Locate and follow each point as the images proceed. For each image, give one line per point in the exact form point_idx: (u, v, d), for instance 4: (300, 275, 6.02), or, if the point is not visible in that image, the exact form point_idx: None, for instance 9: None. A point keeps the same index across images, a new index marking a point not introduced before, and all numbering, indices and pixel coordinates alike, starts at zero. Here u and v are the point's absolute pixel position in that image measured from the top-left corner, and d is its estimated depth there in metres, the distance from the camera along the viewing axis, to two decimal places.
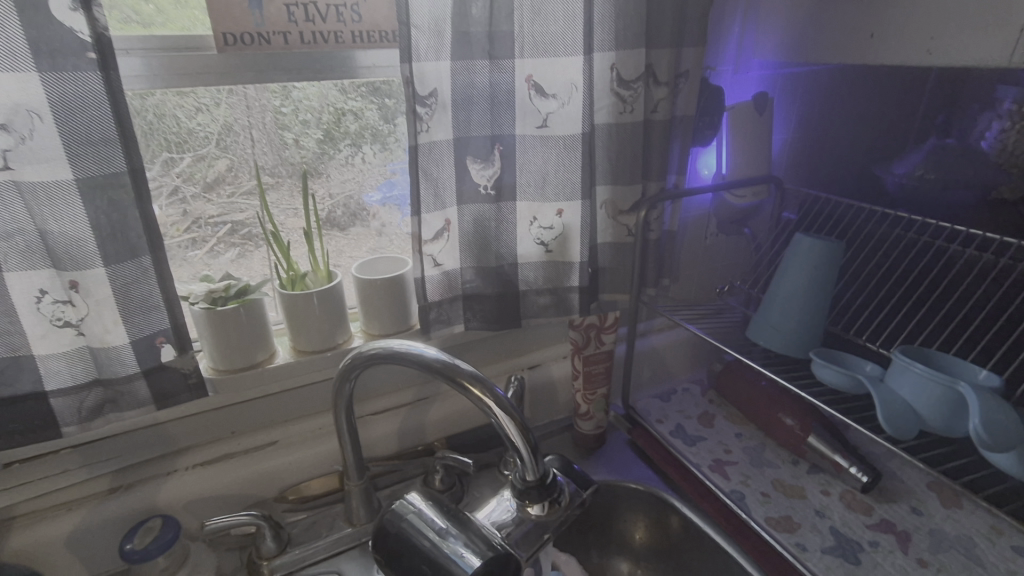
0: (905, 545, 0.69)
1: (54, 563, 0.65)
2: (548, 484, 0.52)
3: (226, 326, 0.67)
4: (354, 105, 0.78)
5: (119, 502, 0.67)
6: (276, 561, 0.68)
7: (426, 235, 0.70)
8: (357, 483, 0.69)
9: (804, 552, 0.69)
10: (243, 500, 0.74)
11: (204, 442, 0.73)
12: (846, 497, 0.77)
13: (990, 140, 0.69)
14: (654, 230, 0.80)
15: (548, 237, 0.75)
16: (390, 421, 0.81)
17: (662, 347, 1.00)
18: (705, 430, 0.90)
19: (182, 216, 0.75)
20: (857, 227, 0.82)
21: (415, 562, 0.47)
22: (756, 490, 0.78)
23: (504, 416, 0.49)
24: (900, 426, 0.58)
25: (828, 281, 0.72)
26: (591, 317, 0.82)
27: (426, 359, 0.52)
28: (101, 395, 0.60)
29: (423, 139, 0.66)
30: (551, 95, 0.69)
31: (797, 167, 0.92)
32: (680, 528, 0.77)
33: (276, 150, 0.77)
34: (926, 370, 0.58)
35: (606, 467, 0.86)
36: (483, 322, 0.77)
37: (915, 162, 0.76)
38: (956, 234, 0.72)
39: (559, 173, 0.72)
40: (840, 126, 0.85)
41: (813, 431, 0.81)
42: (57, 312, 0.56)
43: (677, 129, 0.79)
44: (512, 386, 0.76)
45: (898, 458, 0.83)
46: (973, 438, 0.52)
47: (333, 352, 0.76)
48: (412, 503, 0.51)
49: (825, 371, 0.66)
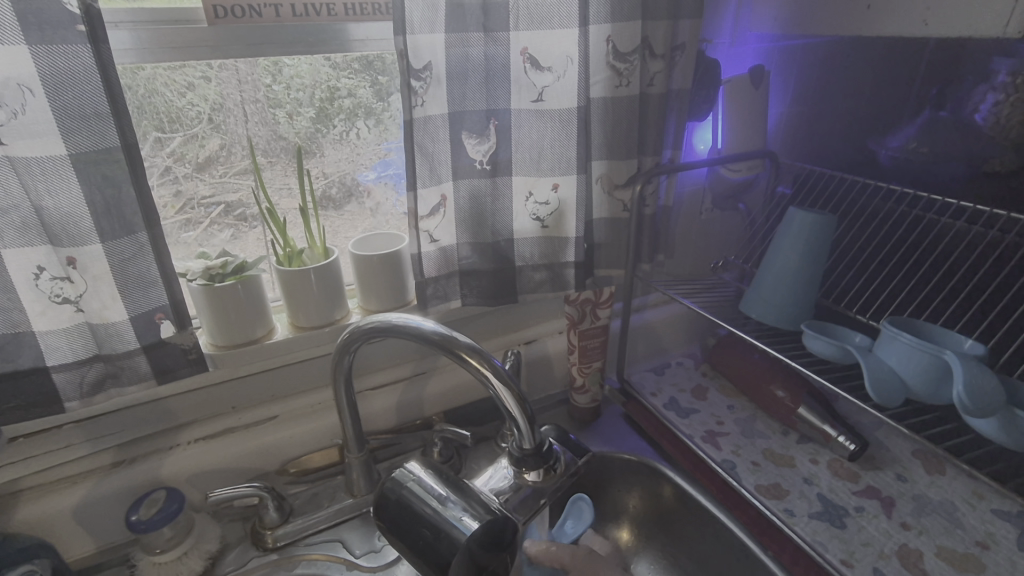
0: (889, 509, 0.72)
1: (62, 536, 0.66)
2: (544, 452, 0.53)
3: (224, 302, 0.68)
4: (347, 82, 0.78)
5: (123, 475, 0.68)
6: (279, 531, 0.70)
7: (421, 211, 0.70)
8: (357, 455, 0.71)
9: (791, 517, 0.72)
10: (245, 473, 0.75)
11: (206, 417, 0.74)
12: (834, 465, 0.79)
13: (984, 114, 0.68)
14: (649, 204, 0.81)
15: (544, 212, 0.76)
16: (388, 396, 0.82)
17: (657, 322, 1.01)
18: (697, 403, 0.92)
19: (175, 196, 0.75)
20: (850, 202, 0.83)
21: (416, 527, 0.48)
22: (746, 459, 0.80)
23: (501, 387, 0.50)
24: (888, 394, 0.59)
25: (821, 254, 0.73)
26: (587, 292, 0.83)
27: (424, 332, 0.53)
28: (102, 370, 0.61)
29: (418, 114, 0.66)
30: (547, 68, 0.69)
31: (793, 142, 0.93)
32: (672, 496, 0.79)
33: (269, 127, 0.76)
34: (913, 340, 0.59)
35: (600, 439, 0.87)
36: (479, 298, 0.78)
37: (909, 136, 0.76)
38: (947, 207, 0.73)
39: (555, 148, 0.72)
40: (836, 100, 0.85)
41: (803, 402, 0.82)
42: (56, 288, 0.56)
43: (673, 103, 0.78)
44: (508, 360, 0.77)
45: (885, 427, 0.85)
46: (957, 405, 0.54)
47: (331, 327, 0.76)
48: (412, 471, 0.52)
49: (816, 343, 0.67)
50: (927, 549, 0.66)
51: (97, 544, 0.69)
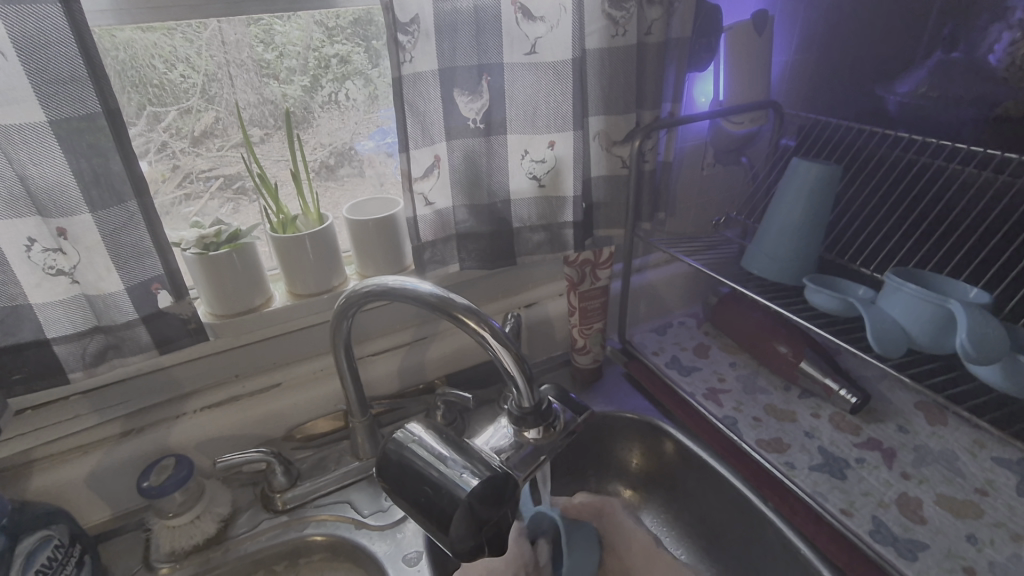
0: (890, 460, 0.73)
1: (78, 502, 0.68)
2: (543, 410, 0.53)
3: (218, 271, 0.67)
4: (340, 49, 0.75)
5: (133, 444, 0.69)
6: (289, 494, 0.72)
7: (416, 173, 0.68)
8: (361, 419, 0.72)
9: (792, 470, 0.72)
10: (253, 440, 0.76)
11: (210, 386, 0.75)
12: (835, 418, 0.80)
13: (998, 54, 0.66)
14: (649, 160, 0.79)
15: (540, 171, 0.74)
16: (389, 361, 0.82)
17: (658, 282, 1.01)
18: (700, 361, 0.92)
19: (172, 171, 0.74)
20: (857, 150, 0.81)
21: (418, 485, 0.49)
22: (748, 415, 0.81)
23: (500, 348, 0.50)
24: (891, 345, 0.59)
25: (824, 208, 0.72)
26: (586, 253, 0.81)
27: (421, 294, 0.52)
28: (103, 341, 0.61)
29: (407, 71, 0.64)
30: (539, 19, 0.66)
31: (798, 90, 0.90)
32: (674, 452, 0.80)
33: (257, 92, 0.74)
34: (917, 290, 0.58)
35: (604, 399, 0.88)
36: (478, 262, 0.77)
37: (919, 79, 0.71)
38: (957, 153, 0.70)
39: (552, 104, 0.70)
40: (849, 42, 0.83)
41: (805, 357, 0.82)
42: (49, 260, 0.56)
43: (672, 52, 0.75)
44: (510, 322, 0.77)
45: (887, 380, 0.85)
46: (960, 352, 0.53)
47: (330, 294, 0.76)
48: (414, 432, 0.53)
49: (819, 297, 0.66)
50: (926, 498, 0.67)
51: (112, 511, 0.71)
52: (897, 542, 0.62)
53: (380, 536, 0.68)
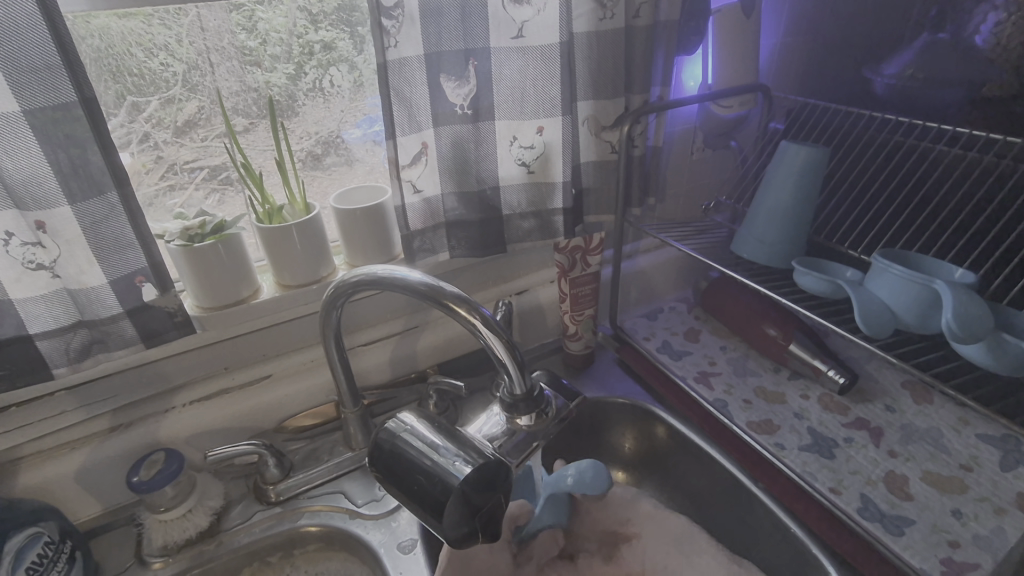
0: (877, 439, 0.74)
1: (67, 498, 0.67)
2: (535, 396, 0.53)
3: (204, 263, 0.66)
4: (324, 36, 0.74)
5: (120, 439, 0.68)
6: (282, 485, 0.71)
7: (402, 160, 0.67)
8: (352, 410, 0.71)
9: (782, 450, 0.73)
10: (244, 433, 0.76)
11: (198, 380, 0.74)
12: (824, 399, 0.81)
13: (984, 34, 0.67)
14: (638, 145, 0.78)
15: (529, 157, 0.73)
16: (381, 350, 0.82)
17: (649, 268, 1.01)
18: (691, 345, 0.92)
19: (156, 162, 0.72)
20: (845, 132, 0.81)
21: (410, 474, 0.49)
22: (739, 397, 0.81)
23: (491, 335, 0.50)
24: (877, 325, 0.60)
25: (812, 190, 0.72)
26: (577, 239, 0.81)
27: (410, 282, 0.52)
28: (87, 336, 0.60)
29: (392, 56, 0.62)
30: (526, 1, 0.65)
31: (786, 74, 0.91)
32: (665, 436, 0.81)
33: (239, 79, 0.72)
34: (904, 272, 0.59)
35: (596, 385, 0.88)
36: (468, 250, 0.77)
37: (906, 61, 0.73)
38: (942, 133, 0.71)
39: (538, 87, 0.69)
40: (834, 25, 0.83)
41: (794, 339, 0.83)
42: (28, 254, 0.55)
43: (661, 33, 0.74)
44: (501, 310, 0.77)
45: (875, 361, 0.86)
46: (946, 332, 0.54)
47: (319, 285, 0.75)
48: (406, 422, 0.52)
49: (807, 280, 0.66)
50: (912, 475, 0.68)
51: (103, 506, 0.70)
52: (884, 519, 0.63)
53: (374, 525, 0.69)
